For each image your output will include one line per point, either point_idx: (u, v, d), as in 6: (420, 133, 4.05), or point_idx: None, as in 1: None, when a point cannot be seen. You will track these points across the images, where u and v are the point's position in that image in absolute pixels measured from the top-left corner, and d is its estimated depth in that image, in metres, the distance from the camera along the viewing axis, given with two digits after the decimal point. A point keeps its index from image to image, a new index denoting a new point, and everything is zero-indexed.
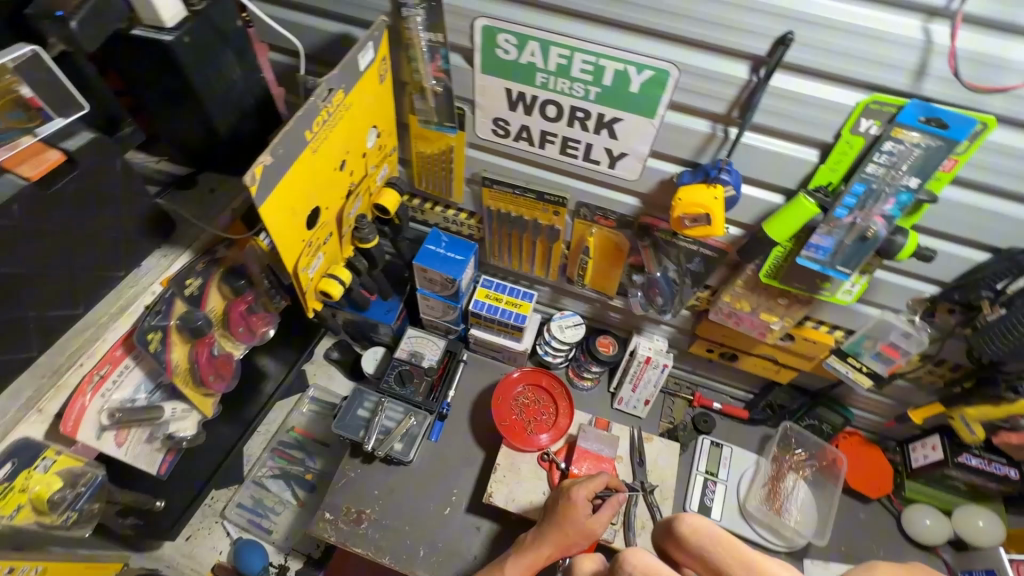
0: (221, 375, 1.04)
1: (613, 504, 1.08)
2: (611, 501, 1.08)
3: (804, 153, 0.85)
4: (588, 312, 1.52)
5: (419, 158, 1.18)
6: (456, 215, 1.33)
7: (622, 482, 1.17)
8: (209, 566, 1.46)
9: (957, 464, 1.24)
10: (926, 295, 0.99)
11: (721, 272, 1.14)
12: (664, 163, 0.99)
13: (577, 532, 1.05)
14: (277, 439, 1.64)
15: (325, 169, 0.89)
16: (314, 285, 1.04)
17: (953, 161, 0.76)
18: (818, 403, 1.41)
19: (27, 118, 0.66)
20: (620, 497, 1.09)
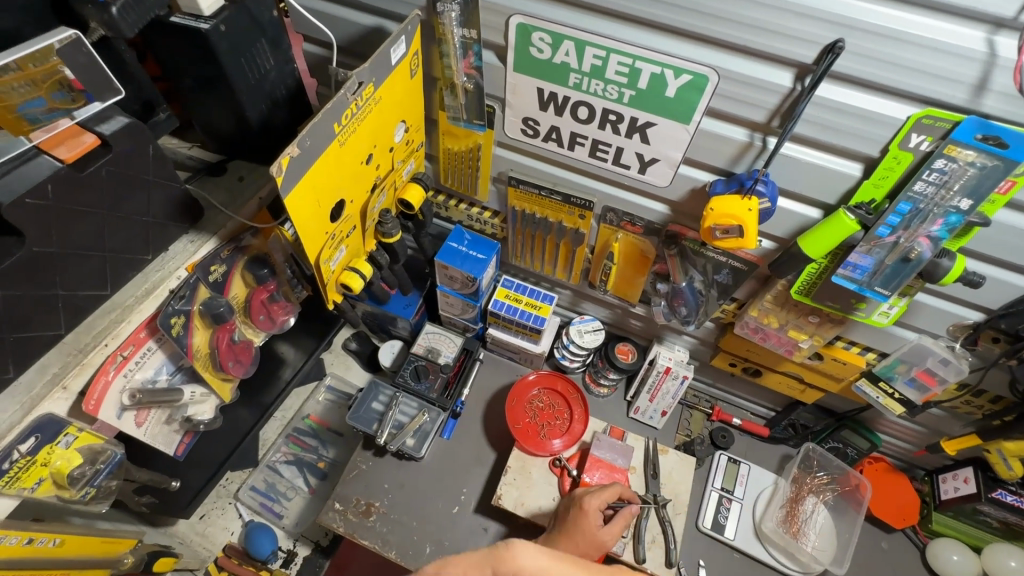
0: (239, 361, 1.04)
1: (624, 518, 1.06)
2: (622, 513, 1.06)
3: (847, 167, 0.81)
4: (608, 318, 1.50)
5: (446, 154, 1.17)
6: (480, 213, 1.31)
7: (637, 496, 1.16)
8: (221, 546, 1.49)
9: (990, 500, 1.18)
10: (969, 321, 0.94)
11: (749, 285, 1.10)
12: (697, 171, 0.96)
13: (587, 542, 1.02)
14: (292, 425, 1.67)
15: (351, 163, 0.89)
16: (336, 277, 1.04)
17: (1010, 183, 0.70)
18: (843, 426, 1.35)
19: (71, 99, 0.68)
20: (632, 511, 1.07)
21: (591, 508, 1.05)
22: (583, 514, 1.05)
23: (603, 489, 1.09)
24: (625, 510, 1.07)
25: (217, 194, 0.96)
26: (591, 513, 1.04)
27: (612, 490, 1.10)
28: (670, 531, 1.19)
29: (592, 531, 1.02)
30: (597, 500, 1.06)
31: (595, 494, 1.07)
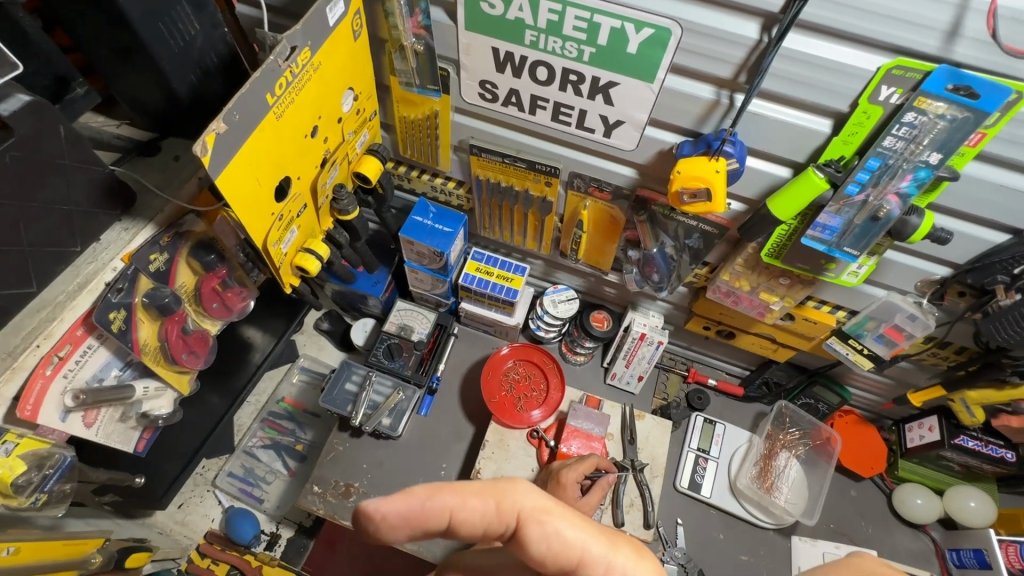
0: (194, 354, 0.99)
1: (602, 487, 1.10)
2: (601, 483, 1.09)
3: (816, 124, 0.78)
4: (582, 286, 1.47)
5: (401, 123, 1.10)
6: (444, 183, 1.25)
7: (611, 463, 1.19)
8: (202, 533, 1.48)
9: (954, 446, 1.22)
10: (936, 277, 0.93)
11: (721, 249, 1.08)
12: (663, 132, 0.91)
13: None
14: (267, 409, 1.63)
15: (292, 138, 0.82)
16: (289, 259, 0.98)
17: (980, 135, 0.68)
18: (815, 382, 1.37)
19: None
20: (608, 479, 1.11)
21: (569, 482, 1.06)
22: (563, 492, 1.06)
23: (579, 461, 1.10)
24: (602, 479, 1.10)
25: (151, 176, 0.89)
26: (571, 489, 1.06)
27: (589, 461, 1.12)
28: (648, 494, 1.20)
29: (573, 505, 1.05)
30: (573, 473, 1.08)
31: (573, 466, 1.09)
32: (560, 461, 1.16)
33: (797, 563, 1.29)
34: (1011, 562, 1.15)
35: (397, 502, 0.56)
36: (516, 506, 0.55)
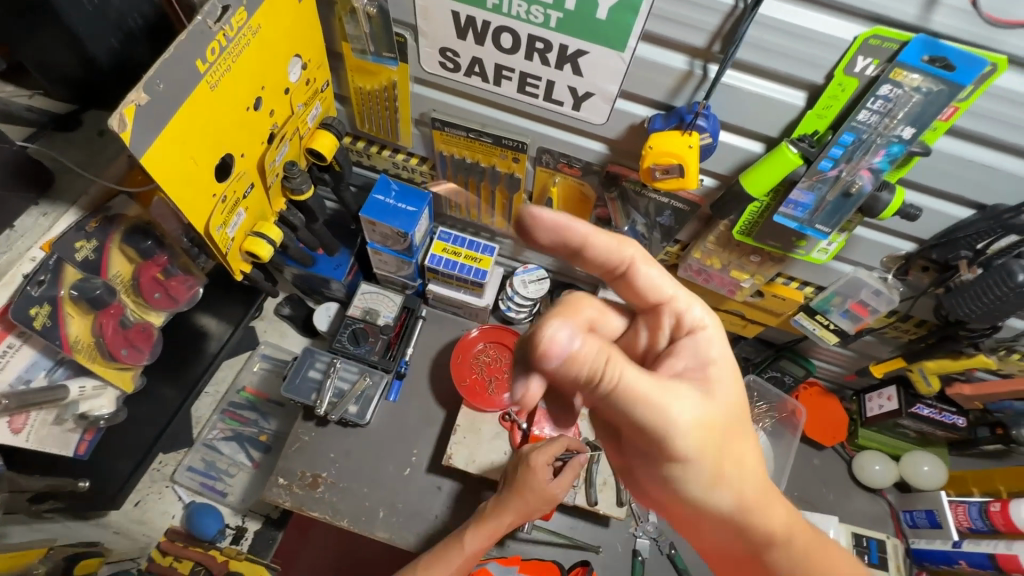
0: (136, 349, 0.91)
1: (574, 467, 1.08)
2: (572, 464, 1.07)
3: (790, 96, 0.75)
4: (553, 265, 1.44)
5: (357, 94, 1.02)
6: (406, 160, 1.18)
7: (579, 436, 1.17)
8: (162, 531, 1.41)
9: (910, 414, 1.27)
10: (901, 252, 0.94)
11: (692, 226, 1.06)
12: (635, 105, 0.87)
13: (535, 496, 1.04)
14: (226, 400, 1.56)
15: (231, 110, 0.74)
16: (238, 244, 0.91)
17: (953, 109, 0.67)
18: (781, 356, 1.40)
19: None
20: (580, 459, 1.09)
21: (541, 466, 1.03)
22: (537, 480, 1.03)
23: (548, 443, 1.07)
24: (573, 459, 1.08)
25: (73, 153, 0.81)
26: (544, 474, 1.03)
27: (559, 442, 1.08)
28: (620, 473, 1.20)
29: (546, 490, 1.04)
30: (543, 456, 1.05)
31: (542, 450, 1.05)
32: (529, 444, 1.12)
33: None
34: (959, 521, 1.23)
35: (547, 218, 0.62)
36: (636, 253, 0.70)
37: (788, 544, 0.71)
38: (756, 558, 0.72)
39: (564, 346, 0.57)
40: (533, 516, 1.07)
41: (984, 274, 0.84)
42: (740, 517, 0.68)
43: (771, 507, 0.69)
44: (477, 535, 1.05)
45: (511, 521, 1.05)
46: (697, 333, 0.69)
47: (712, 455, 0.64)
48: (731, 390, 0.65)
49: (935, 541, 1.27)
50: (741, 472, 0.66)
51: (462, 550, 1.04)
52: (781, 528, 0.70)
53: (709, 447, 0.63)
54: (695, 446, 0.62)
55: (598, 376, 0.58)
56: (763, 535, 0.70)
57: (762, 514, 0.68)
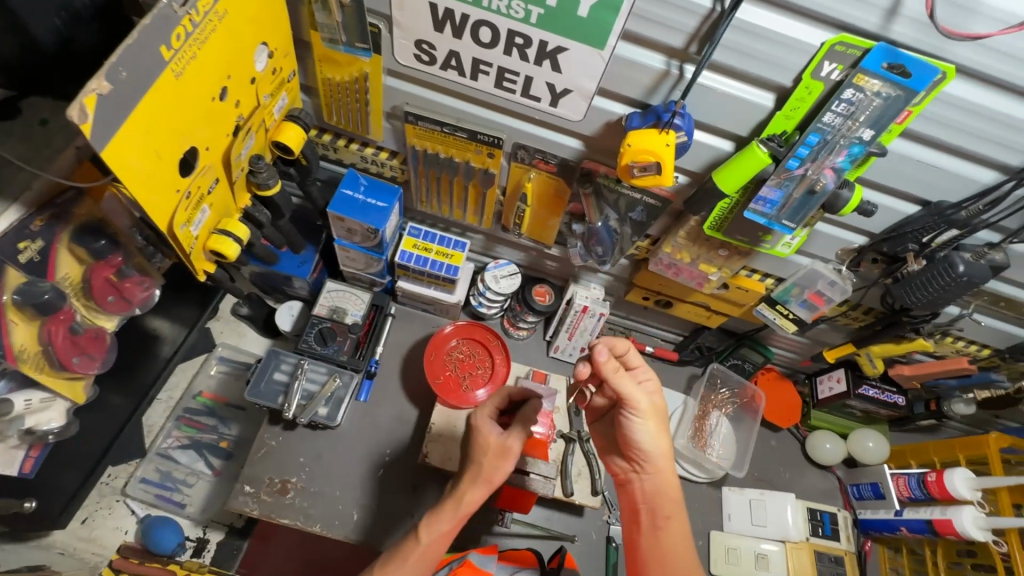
0: (89, 357, 0.86)
1: (526, 416, 0.92)
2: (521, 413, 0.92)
3: (760, 98, 0.78)
4: (524, 260, 1.44)
5: (325, 85, 0.98)
6: (375, 154, 1.15)
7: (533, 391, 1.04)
8: (114, 548, 1.32)
9: (858, 395, 1.35)
10: (854, 246, 1.00)
11: (663, 221, 1.09)
12: (611, 102, 0.88)
13: (491, 452, 0.90)
14: (182, 406, 1.48)
15: (194, 101, 0.69)
16: (200, 243, 0.86)
17: (908, 113, 0.72)
18: (741, 345, 1.47)
19: None
20: (533, 409, 0.93)
21: (482, 420, 0.93)
22: (481, 435, 0.92)
23: (488, 399, 0.98)
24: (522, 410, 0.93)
25: (13, 146, 0.75)
26: (489, 426, 0.92)
27: (501, 394, 0.99)
28: None
29: (495, 443, 0.90)
30: (483, 411, 0.95)
31: (483, 406, 0.96)
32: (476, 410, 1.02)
33: (727, 512, 1.40)
34: (902, 492, 1.33)
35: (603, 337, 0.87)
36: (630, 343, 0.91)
37: (676, 508, 0.87)
38: (645, 507, 0.87)
39: (600, 357, 0.81)
40: (496, 482, 0.90)
41: (928, 266, 0.91)
42: (657, 463, 0.86)
43: (669, 469, 0.88)
44: (434, 517, 0.89)
45: (476, 487, 0.89)
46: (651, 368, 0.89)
47: (654, 423, 0.86)
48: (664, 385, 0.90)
49: (880, 510, 1.38)
50: (663, 438, 0.87)
51: (418, 545, 0.87)
52: (673, 489, 0.88)
53: (654, 415, 0.86)
54: (644, 411, 0.84)
55: (611, 378, 0.82)
56: (654, 488, 0.87)
57: (664, 472, 0.87)
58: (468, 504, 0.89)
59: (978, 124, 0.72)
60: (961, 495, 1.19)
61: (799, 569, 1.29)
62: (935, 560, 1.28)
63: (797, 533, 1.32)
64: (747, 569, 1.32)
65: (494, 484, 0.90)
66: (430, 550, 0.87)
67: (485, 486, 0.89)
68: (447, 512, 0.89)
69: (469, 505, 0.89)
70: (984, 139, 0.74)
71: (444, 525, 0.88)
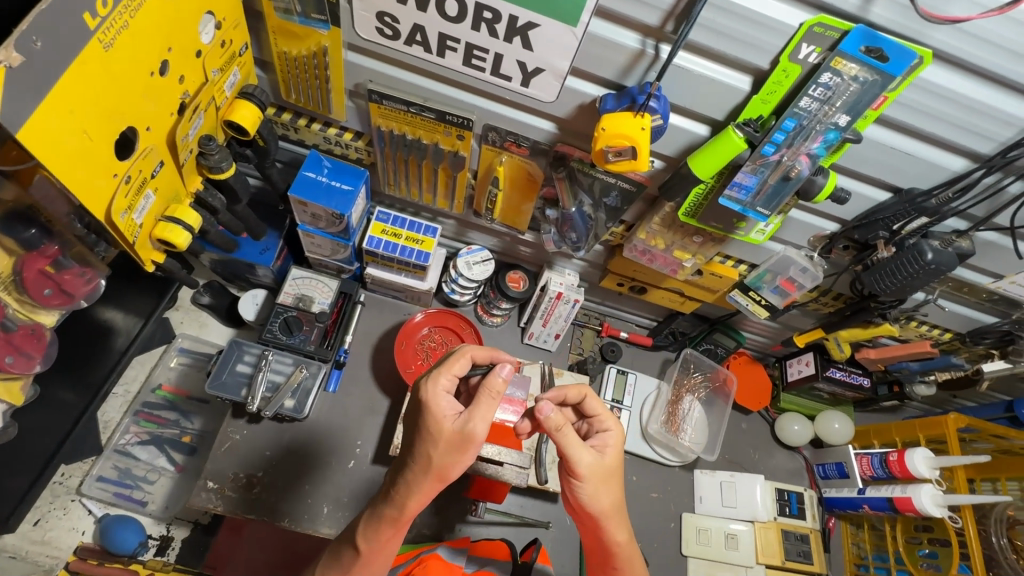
0: (25, 356, 0.87)
1: (491, 393, 0.73)
2: (483, 386, 0.73)
3: (737, 81, 0.76)
4: (497, 246, 1.41)
5: (281, 60, 0.92)
6: (339, 134, 1.09)
7: (499, 352, 0.86)
8: (70, 549, 1.27)
9: (826, 377, 1.37)
10: (826, 232, 1.00)
11: (638, 207, 1.07)
12: (585, 83, 0.85)
13: (441, 438, 0.73)
14: (140, 400, 1.41)
15: (130, 76, 0.63)
16: (145, 231, 0.80)
17: (883, 98, 0.70)
18: (715, 330, 1.47)
19: None
20: (499, 378, 0.73)
21: (435, 396, 0.75)
22: (432, 416, 0.74)
23: (444, 363, 0.79)
24: (483, 380, 0.74)
25: None
26: (442, 405, 0.74)
27: (462, 356, 0.80)
28: None
29: (448, 428, 0.73)
30: (436, 383, 0.76)
31: (438, 373, 0.77)
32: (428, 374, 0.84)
33: (699, 494, 1.42)
34: (864, 470, 1.37)
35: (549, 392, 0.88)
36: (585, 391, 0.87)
37: (627, 562, 0.82)
38: (594, 557, 0.84)
39: (542, 414, 0.76)
40: (450, 476, 0.75)
41: (898, 253, 0.92)
42: (603, 523, 0.80)
43: (619, 525, 0.81)
44: (373, 527, 0.78)
45: (425, 485, 0.75)
46: (608, 418, 0.85)
47: (601, 487, 0.78)
48: (620, 442, 0.82)
49: (843, 489, 1.42)
50: (612, 497, 0.80)
51: (358, 554, 0.78)
52: (624, 544, 0.81)
53: (599, 478, 0.78)
54: (587, 475, 0.78)
55: (553, 436, 0.77)
56: (603, 545, 0.81)
57: (611, 532, 0.80)
58: (413, 508, 0.76)
59: (951, 111, 0.72)
60: (920, 473, 1.24)
61: (767, 548, 1.33)
62: (894, 535, 1.32)
63: (765, 513, 1.35)
64: (716, 548, 1.35)
65: (446, 478, 0.75)
66: (375, 556, 0.78)
67: (436, 482, 0.75)
68: (388, 521, 0.77)
69: (415, 509, 0.76)
70: (956, 127, 0.74)
71: (386, 534, 0.77)
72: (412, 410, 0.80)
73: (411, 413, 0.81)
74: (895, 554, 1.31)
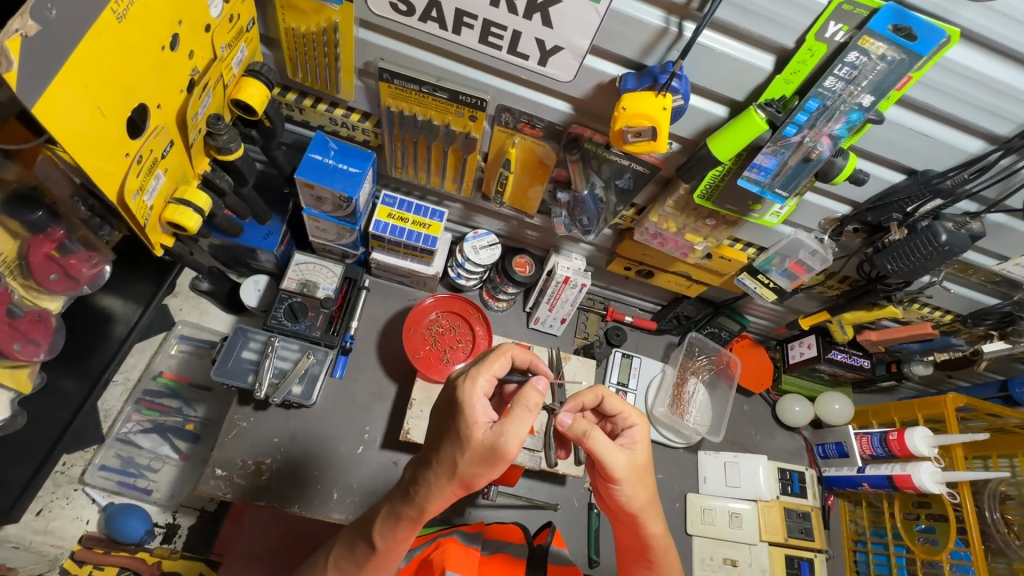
0: (32, 343, 0.83)
1: (526, 408, 0.71)
2: (520, 399, 0.71)
3: (760, 60, 0.75)
4: (503, 230, 1.39)
5: (289, 37, 0.89)
6: (346, 115, 1.06)
7: (537, 358, 0.86)
8: (75, 539, 1.26)
9: (828, 359, 1.39)
10: (837, 215, 1.01)
11: (650, 190, 1.07)
12: (604, 62, 0.83)
13: (470, 448, 0.71)
14: (141, 388, 1.39)
15: (141, 49, 0.60)
16: (156, 214, 0.77)
17: (909, 78, 0.70)
18: (720, 313, 1.48)
19: None
20: (534, 395, 0.72)
21: (471, 398, 0.73)
22: (466, 422, 0.72)
23: (482, 363, 0.77)
24: (521, 393, 0.72)
25: None
26: (476, 412, 0.72)
27: (501, 355, 0.78)
28: None
29: (480, 439, 0.71)
30: (474, 385, 0.74)
31: (478, 374, 0.75)
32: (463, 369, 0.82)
33: (702, 475, 1.44)
34: (863, 449, 1.40)
35: (568, 402, 0.87)
36: (604, 394, 0.86)
37: (664, 553, 0.84)
38: (632, 551, 0.86)
39: (563, 425, 0.79)
40: (473, 485, 0.74)
41: (910, 236, 0.92)
42: (640, 519, 0.82)
43: (655, 518, 0.83)
44: (390, 526, 0.77)
45: (447, 491, 0.74)
46: (632, 415, 0.85)
47: (638, 485, 0.80)
48: (646, 437, 0.84)
49: (843, 468, 1.45)
50: (647, 492, 0.82)
51: (374, 551, 0.79)
52: (659, 536, 0.83)
53: (635, 477, 0.79)
54: (624, 477, 0.79)
55: (583, 442, 0.78)
56: (641, 540, 0.84)
57: (648, 525, 0.82)
58: (432, 511, 0.76)
59: (973, 91, 0.72)
60: (920, 452, 1.27)
61: (770, 526, 1.35)
62: (892, 512, 1.36)
63: (768, 492, 1.38)
64: (720, 527, 1.37)
65: (469, 486, 0.75)
66: (389, 554, 0.79)
67: (458, 488, 0.74)
68: (406, 520, 0.76)
69: (434, 511, 0.76)
70: (976, 107, 0.74)
71: (402, 533, 0.77)
72: (445, 406, 0.79)
73: (443, 409, 0.79)
74: (893, 529, 1.35)
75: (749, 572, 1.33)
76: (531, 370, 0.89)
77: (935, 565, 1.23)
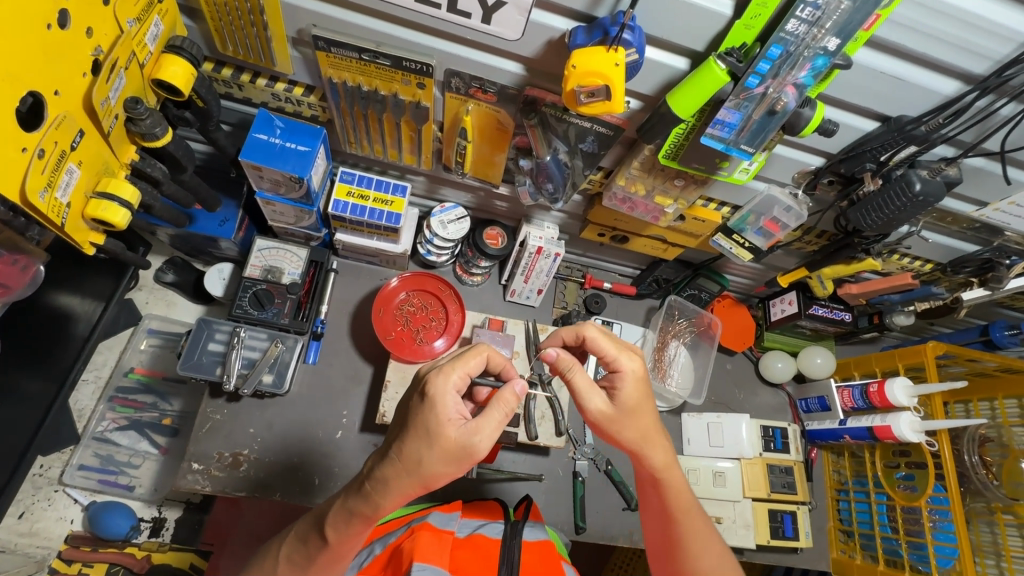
0: None
1: (503, 408, 0.72)
2: (497, 399, 0.72)
3: (717, 4, 0.69)
4: (472, 202, 1.34)
5: (208, 5, 0.81)
6: (288, 90, 0.99)
7: (511, 366, 0.86)
8: (61, 539, 1.26)
9: (808, 315, 1.36)
10: (811, 167, 0.96)
11: (616, 152, 1.01)
12: (552, 17, 0.77)
13: (439, 446, 0.70)
14: (113, 385, 1.37)
15: (12, 28, 0.55)
16: (77, 210, 0.72)
17: (875, 17, 0.65)
18: (699, 274, 1.44)
19: None
20: (513, 394, 0.73)
21: (443, 393, 0.71)
22: (438, 417, 0.70)
23: (457, 359, 0.75)
24: (497, 393, 0.73)
25: None
26: (449, 408, 0.70)
27: (478, 353, 0.76)
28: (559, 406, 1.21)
29: (451, 435, 0.70)
30: (447, 380, 0.72)
31: (453, 369, 0.73)
32: (433, 363, 0.79)
33: (686, 437, 1.44)
34: (845, 402, 1.40)
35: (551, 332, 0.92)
36: (588, 332, 0.86)
37: (672, 480, 0.88)
38: (644, 480, 0.91)
39: (548, 359, 0.84)
40: (433, 483, 0.72)
41: (885, 186, 0.89)
42: (642, 452, 0.87)
43: (657, 450, 0.87)
44: (344, 519, 0.75)
45: (406, 487, 0.72)
46: (621, 357, 0.85)
47: (626, 423, 0.85)
48: (636, 372, 0.85)
49: (826, 421, 1.46)
50: (640, 429, 0.85)
51: (326, 544, 0.77)
52: (663, 465, 0.87)
53: (619, 418, 0.84)
54: (605, 414, 0.84)
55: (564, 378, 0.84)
56: (648, 471, 0.88)
57: (651, 455, 0.87)
58: (388, 506, 0.74)
59: (943, 27, 0.67)
60: (900, 403, 1.27)
61: (753, 482, 1.36)
62: (873, 460, 1.37)
63: (751, 450, 1.38)
64: (706, 487, 1.38)
65: (429, 485, 0.73)
66: (342, 547, 0.77)
67: (417, 487, 0.72)
68: (361, 516, 0.74)
69: (389, 508, 0.74)
70: (948, 44, 0.69)
71: (357, 527, 0.75)
72: (410, 398, 0.76)
73: (408, 400, 0.76)
74: (874, 478, 1.36)
75: (732, 527, 1.34)
76: (502, 375, 0.88)
77: (915, 510, 1.24)
